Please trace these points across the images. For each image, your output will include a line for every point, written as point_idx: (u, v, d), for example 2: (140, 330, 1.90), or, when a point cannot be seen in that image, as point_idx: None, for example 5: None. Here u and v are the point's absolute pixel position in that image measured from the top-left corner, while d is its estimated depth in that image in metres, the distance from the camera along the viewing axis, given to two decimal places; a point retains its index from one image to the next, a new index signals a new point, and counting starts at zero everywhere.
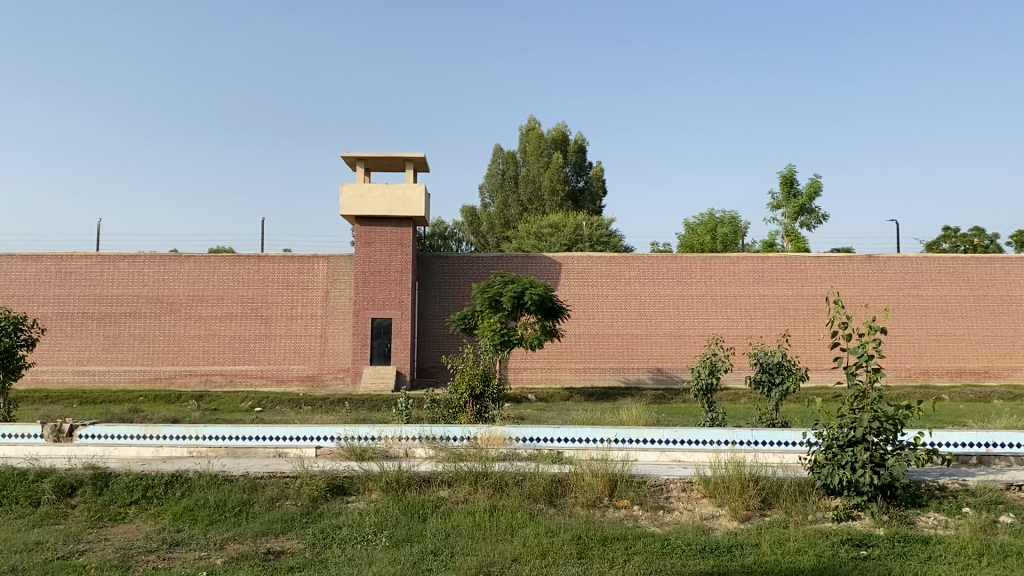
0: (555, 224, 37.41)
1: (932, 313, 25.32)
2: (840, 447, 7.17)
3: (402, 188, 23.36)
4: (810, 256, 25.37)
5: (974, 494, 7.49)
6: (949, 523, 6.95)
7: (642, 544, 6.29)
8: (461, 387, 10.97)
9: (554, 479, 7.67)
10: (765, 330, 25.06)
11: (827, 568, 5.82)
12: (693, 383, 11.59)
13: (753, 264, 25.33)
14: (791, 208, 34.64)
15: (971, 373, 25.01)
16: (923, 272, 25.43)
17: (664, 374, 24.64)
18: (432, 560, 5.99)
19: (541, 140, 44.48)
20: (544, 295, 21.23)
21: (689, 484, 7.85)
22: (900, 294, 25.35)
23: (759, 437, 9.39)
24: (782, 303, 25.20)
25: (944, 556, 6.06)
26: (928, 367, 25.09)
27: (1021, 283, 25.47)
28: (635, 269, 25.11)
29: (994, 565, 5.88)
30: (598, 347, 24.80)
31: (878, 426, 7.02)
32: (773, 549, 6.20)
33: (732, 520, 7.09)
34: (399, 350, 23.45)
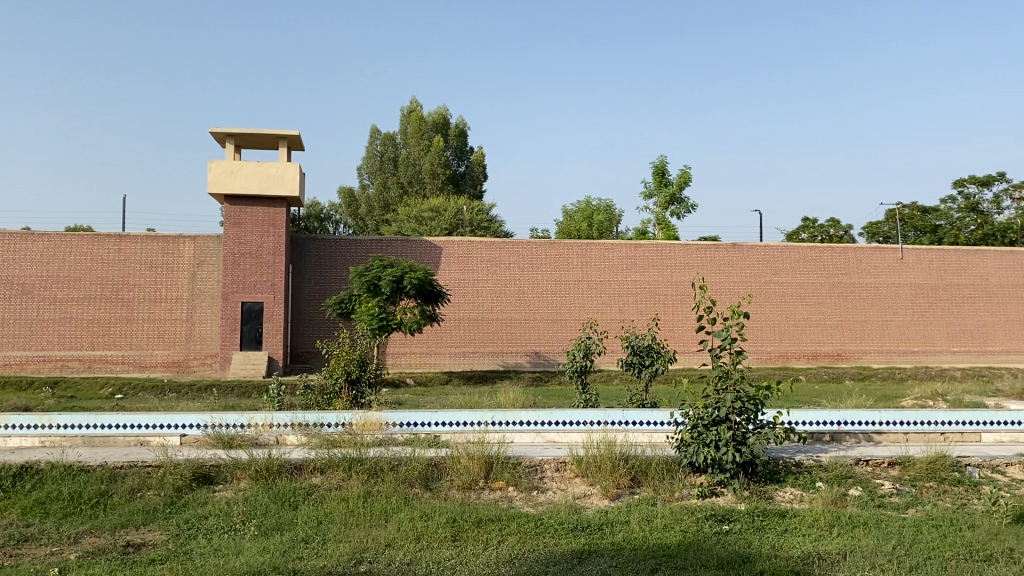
0: (436, 208, 37.23)
1: (792, 299, 26.70)
2: (705, 426, 7.47)
3: (275, 166, 22.67)
4: (680, 244, 26.28)
5: (825, 469, 7.96)
6: (804, 496, 7.35)
7: (516, 525, 6.37)
8: (336, 372, 10.77)
9: (431, 463, 7.66)
10: (637, 315, 25.81)
11: (691, 543, 6.05)
12: (567, 365, 11.76)
13: (628, 250, 26.00)
14: (662, 198, 35.70)
15: (825, 355, 26.58)
16: (783, 260, 26.75)
17: (540, 358, 24.99)
18: (302, 547, 5.87)
19: (422, 123, 44.13)
20: (423, 279, 21.12)
21: (562, 464, 8.01)
22: (763, 280, 26.59)
23: (629, 417, 9.70)
24: (652, 288, 25.99)
25: (798, 528, 6.42)
26: (787, 350, 26.48)
27: (870, 271, 27.21)
28: (513, 254, 25.31)
29: (842, 535, 6.26)
30: (476, 332, 24.87)
31: (740, 406, 7.36)
32: (641, 526, 6.39)
33: (603, 498, 7.27)
34: (271, 335, 22.86)
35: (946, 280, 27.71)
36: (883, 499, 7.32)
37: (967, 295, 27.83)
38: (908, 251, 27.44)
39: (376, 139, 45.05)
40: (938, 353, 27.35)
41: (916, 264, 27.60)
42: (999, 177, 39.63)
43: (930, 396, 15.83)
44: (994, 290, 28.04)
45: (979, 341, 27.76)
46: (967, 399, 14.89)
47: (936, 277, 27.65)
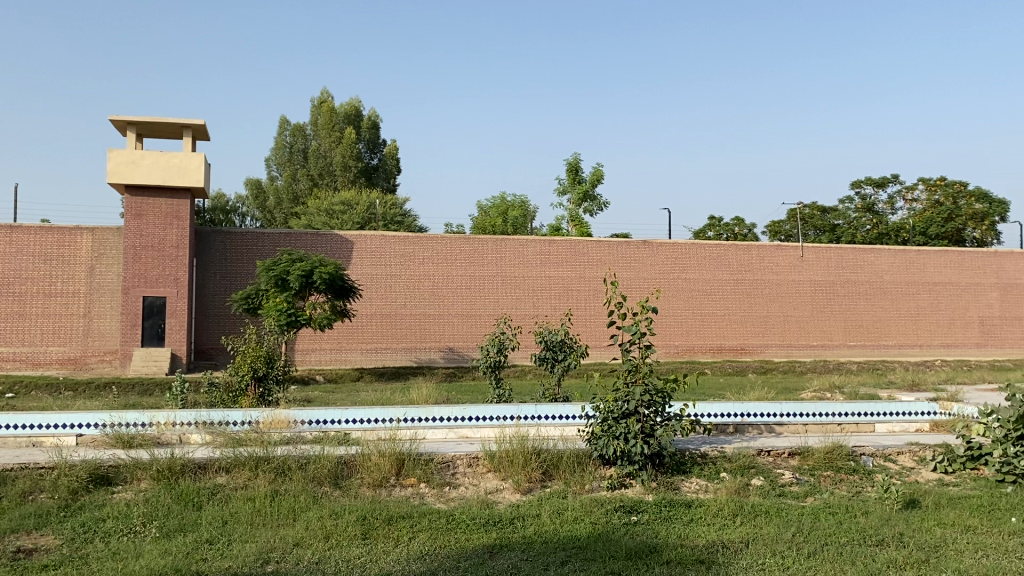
0: (347, 201, 36.67)
1: (699, 295, 27.38)
2: (615, 419, 7.60)
3: (178, 156, 22.00)
4: (591, 241, 26.61)
5: (729, 459, 8.20)
6: (709, 487, 7.55)
7: (428, 521, 6.34)
8: (242, 369, 10.50)
9: (340, 461, 7.56)
10: (550, 310, 26.05)
11: (600, 535, 6.14)
12: (481, 360, 11.76)
13: (541, 246, 26.18)
14: (576, 194, 36.07)
15: (729, 349, 27.37)
16: (692, 257, 27.40)
17: (453, 353, 24.97)
18: (207, 549, 5.71)
19: (333, 115, 43.42)
20: (334, 273, 20.81)
21: (474, 459, 8.03)
22: (671, 276, 27.19)
23: (542, 411, 9.84)
24: (563, 284, 26.25)
25: (704, 518, 6.59)
26: (694, 344, 27.16)
27: (773, 268, 28.15)
28: (426, 249, 25.14)
29: (746, 524, 6.46)
30: (388, 328, 24.64)
31: (649, 398, 7.53)
32: (552, 519, 6.45)
33: (515, 492, 7.30)
34: (175, 331, 22.16)
35: (843, 277, 28.89)
36: (783, 488, 7.59)
37: (863, 292, 29.08)
38: (808, 249, 28.50)
39: (285, 130, 44.13)
40: (835, 348, 28.52)
41: (816, 262, 28.67)
42: (893, 179, 41.66)
43: (827, 389, 16.47)
44: (888, 287, 29.39)
45: (873, 336, 29.07)
46: (860, 392, 15.58)
47: (834, 274, 28.80)
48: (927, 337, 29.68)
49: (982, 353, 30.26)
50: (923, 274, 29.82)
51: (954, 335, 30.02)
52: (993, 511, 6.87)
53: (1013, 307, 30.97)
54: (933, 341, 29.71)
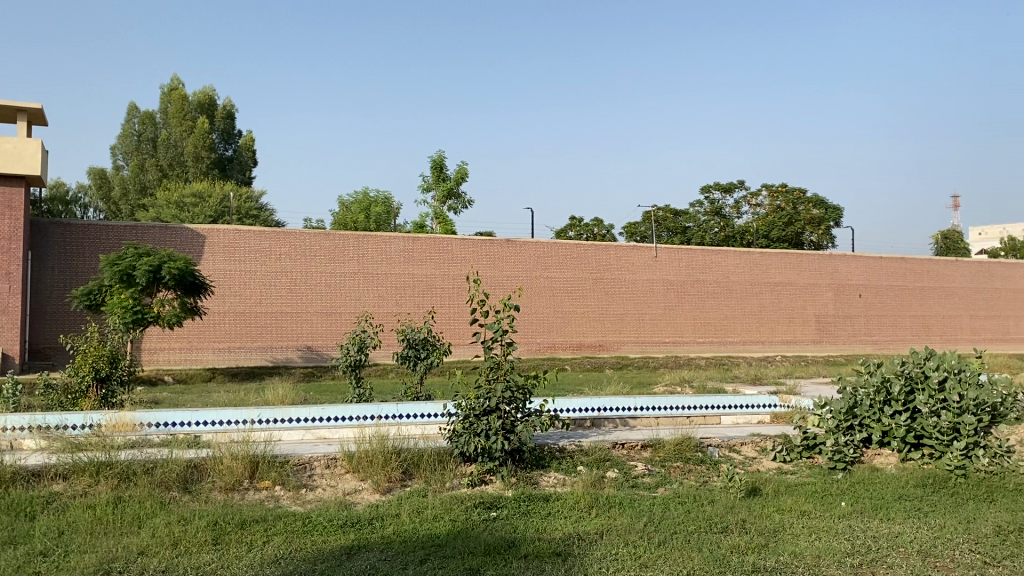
0: (199, 193, 35.17)
1: (559, 293, 27.92)
2: (476, 416, 7.65)
3: (11, 141, 20.49)
4: (455, 239, 26.68)
5: (586, 453, 8.44)
6: (566, 480, 7.72)
7: (282, 524, 6.18)
8: (82, 370, 9.89)
9: (190, 465, 7.26)
10: (412, 308, 25.92)
11: (460, 531, 6.17)
12: (340, 359, 11.54)
13: (404, 243, 26.00)
14: (440, 191, 36.02)
15: (588, 346, 28.04)
16: (553, 255, 27.91)
17: (312, 352, 24.42)
18: (40, 561, 5.37)
19: (185, 103, 41.55)
20: (184, 269, 19.94)
21: (332, 461, 7.90)
22: (532, 275, 27.60)
23: (403, 411, 9.79)
24: (425, 281, 26.18)
25: (562, 511, 6.74)
26: (555, 342, 27.64)
27: (630, 268, 29.10)
28: (285, 245, 24.47)
29: (602, 515, 6.66)
30: (244, 326, 23.81)
31: (510, 395, 7.64)
32: (412, 517, 6.44)
33: (375, 492, 7.21)
34: (6, 329, 20.59)
35: (693, 277, 30.23)
36: (636, 479, 7.86)
37: (712, 291, 30.55)
38: (662, 250, 29.64)
39: (133, 117, 41.87)
40: (686, 344, 29.78)
41: (670, 262, 29.88)
42: (739, 185, 43.89)
43: (677, 383, 17.21)
44: (734, 287, 30.99)
45: (720, 333, 30.56)
46: (708, 386, 16.36)
47: (686, 274, 30.10)
48: (769, 334, 31.48)
49: (818, 349, 32.39)
50: (767, 275, 31.63)
51: (793, 332, 31.98)
52: (826, 496, 7.38)
53: (845, 306, 33.31)
54: (775, 338, 31.54)
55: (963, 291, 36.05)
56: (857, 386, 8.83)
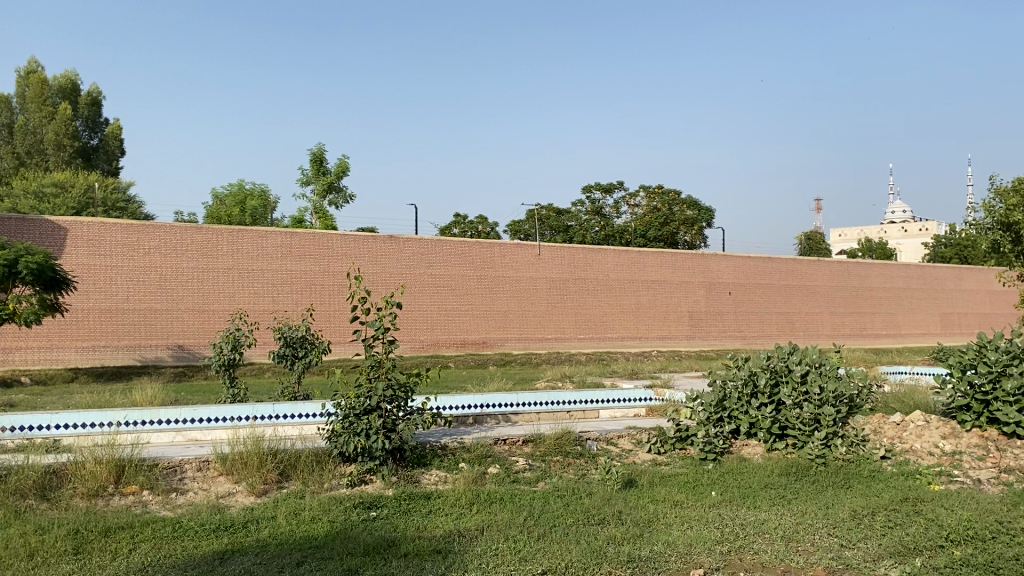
0: (60, 183, 33.24)
1: (443, 290, 27.84)
2: (356, 416, 7.54)
3: None
4: (336, 234, 26.24)
5: (467, 450, 8.47)
6: (448, 477, 7.70)
7: (151, 530, 5.93)
8: None
9: (48, 471, 6.86)
10: (291, 305, 25.30)
11: (338, 533, 6.07)
12: (214, 358, 11.14)
13: (281, 239, 25.36)
14: (320, 185, 35.30)
15: (472, 343, 28.05)
16: (436, 252, 27.82)
17: (184, 351, 23.46)
18: None
19: (45, 86, 39.17)
20: (42, 263, 18.89)
21: (205, 464, 7.64)
22: (416, 272, 27.39)
23: (279, 411, 9.54)
24: (305, 278, 25.62)
25: (442, 508, 6.72)
26: (438, 339, 27.49)
27: (513, 266, 29.37)
28: (155, 239, 23.44)
29: (482, 511, 6.69)
30: (110, 324, 22.65)
31: (391, 393, 7.59)
32: (289, 520, 6.29)
33: (249, 494, 7.00)
34: None
35: (575, 274, 30.80)
36: (516, 474, 7.93)
37: (592, 289, 31.19)
38: (544, 247, 30.07)
39: None
40: (567, 341, 30.26)
41: (552, 260, 30.33)
42: (619, 185, 44.97)
43: (558, 379, 17.50)
44: (613, 284, 31.76)
45: (600, 330, 31.23)
46: (588, 381, 16.71)
47: (567, 271, 30.62)
48: (647, 330, 32.41)
49: (692, 344, 33.57)
50: (644, 273, 32.58)
51: (669, 328, 33.04)
52: (698, 486, 7.66)
53: (717, 303, 34.69)
54: (651, 334, 32.48)
55: (824, 289, 38.15)
56: (726, 379, 9.21)
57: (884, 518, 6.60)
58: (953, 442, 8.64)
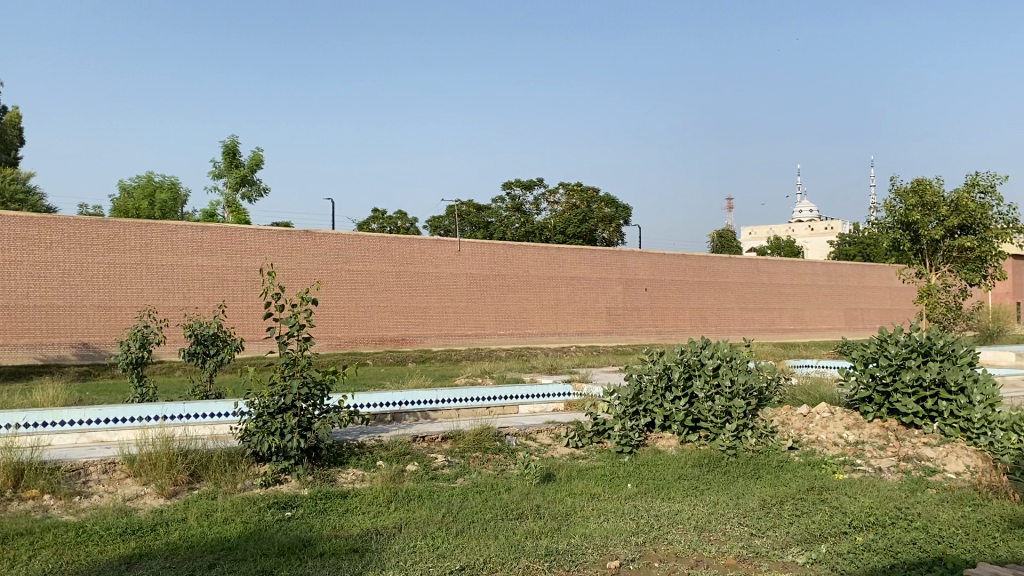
0: None
1: (361, 286, 27.49)
2: (270, 415, 7.39)
3: None
4: (250, 229, 25.63)
5: (386, 448, 8.41)
6: (365, 476, 7.62)
7: (52, 536, 5.69)
8: None
9: None
10: (202, 302, 24.61)
11: (252, 533, 5.94)
12: (120, 357, 10.76)
13: (193, 233, 24.64)
14: (233, 178, 34.44)
15: (390, 340, 27.81)
16: (354, 248, 27.45)
17: (89, 349, 22.59)
18: None
19: None
20: None
21: (111, 465, 7.39)
22: (333, 268, 26.98)
23: (190, 410, 9.27)
24: (217, 274, 24.96)
25: (359, 507, 6.65)
26: (355, 336, 27.14)
27: (432, 261, 29.22)
28: (57, 232, 22.49)
29: (401, 509, 6.65)
30: (8, 321, 21.64)
31: (306, 391, 7.47)
32: (200, 521, 6.12)
33: (158, 496, 6.80)
34: None
35: (494, 271, 30.86)
36: (435, 471, 7.91)
37: (511, 285, 31.31)
38: (464, 244, 30.02)
39: None
40: (487, 336, 30.31)
41: (472, 256, 30.31)
42: (538, 182, 45.24)
43: (477, 375, 17.53)
44: (533, 281, 31.95)
45: (520, 326, 31.39)
46: (508, 377, 16.80)
47: (487, 267, 30.65)
48: (565, 326, 32.74)
49: (609, 339, 34.07)
50: (562, 270, 32.88)
51: (587, 324, 33.45)
52: (614, 478, 7.78)
53: (634, 299, 35.29)
54: (570, 330, 32.82)
55: (735, 285, 39.21)
56: (642, 373, 9.40)
57: (792, 507, 6.82)
58: (856, 432, 8.99)
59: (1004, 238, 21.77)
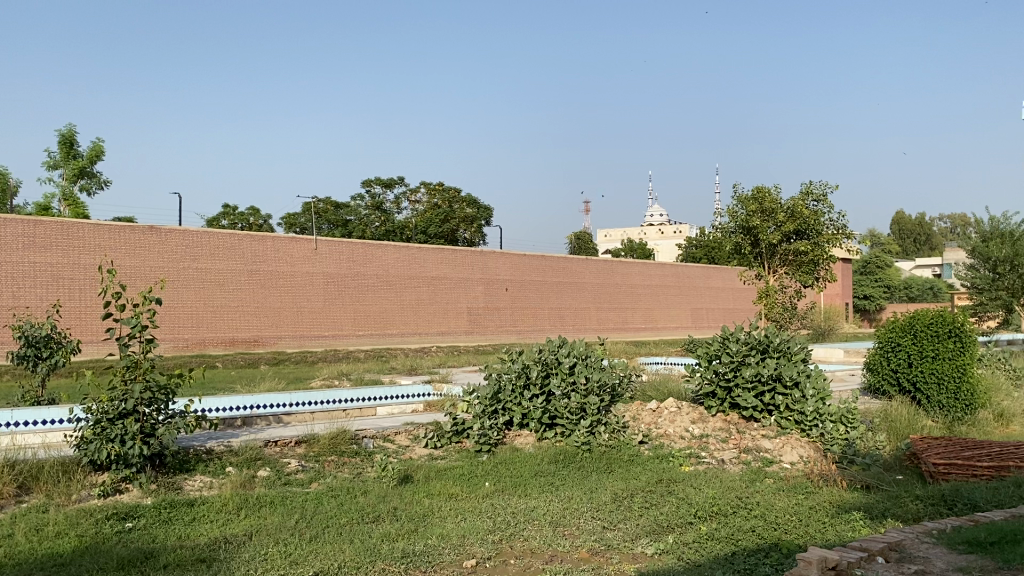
0: None
1: (211, 285, 26.39)
2: (110, 421, 6.98)
3: None
4: (88, 224, 24.10)
5: (235, 454, 8.12)
6: (213, 483, 7.31)
7: None
8: None
9: None
10: (34, 302, 22.93)
11: (88, 547, 5.59)
12: None
13: (24, 227, 22.94)
14: (70, 170, 32.33)
15: (241, 342, 26.81)
16: (204, 245, 26.32)
17: None
18: None
19: None
20: None
21: None
22: (181, 266, 25.76)
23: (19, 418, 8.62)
24: (51, 271, 23.29)
25: (206, 515, 6.38)
26: (204, 337, 25.99)
27: (287, 260, 28.44)
28: None
29: (250, 516, 6.42)
30: None
31: (149, 396, 7.11)
32: (29, 537, 5.70)
33: None
34: None
35: (353, 270, 30.39)
36: (288, 476, 7.69)
37: (370, 285, 30.93)
38: (321, 242, 29.40)
39: None
40: (344, 337, 29.80)
41: (329, 255, 29.70)
42: (399, 181, 44.90)
43: (333, 376, 17.21)
44: (392, 280, 31.68)
45: (379, 326, 31.06)
46: (365, 378, 16.55)
47: (345, 267, 30.14)
48: (425, 326, 32.66)
49: (469, 339, 34.25)
50: (423, 269, 32.79)
51: (446, 323, 33.51)
52: (472, 478, 7.81)
53: (493, 299, 35.60)
54: (430, 330, 32.77)
55: (591, 285, 40.26)
56: (501, 372, 9.53)
57: (642, 500, 7.07)
58: (701, 426, 9.39)
59: (835, 243, 23.33)
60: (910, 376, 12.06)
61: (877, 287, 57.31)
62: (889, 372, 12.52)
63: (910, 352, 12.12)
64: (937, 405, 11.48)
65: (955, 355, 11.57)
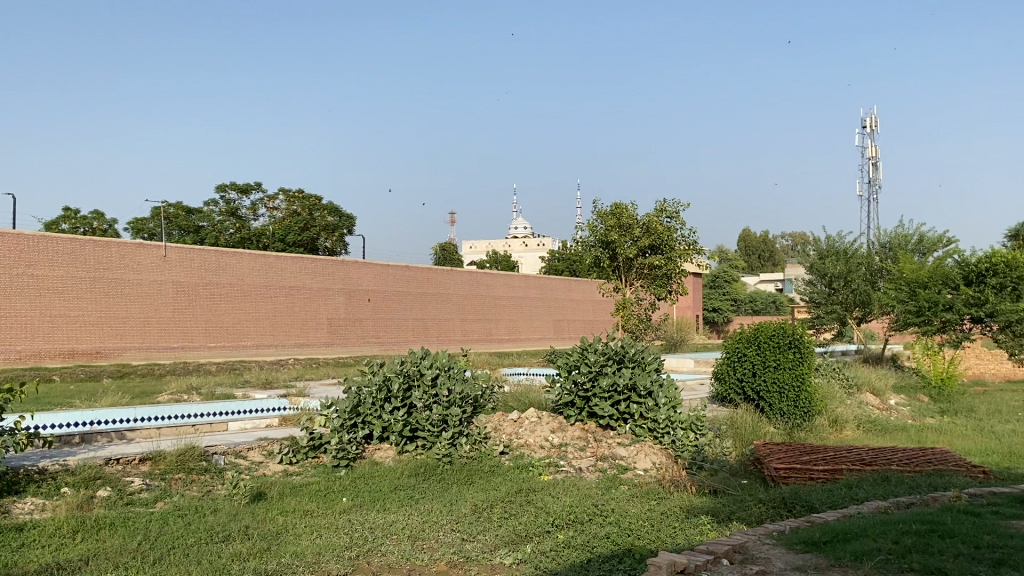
0: None
1: (49, 293, 24.71)
2: None
3: None
4: None
5: (72, 473, 7.62)
6: (45, 505, 6.80)
7: None
8: None
9: None
10: None
11: None
12: None
13: None
14: None
15: (82, 354, 25.22)
16: (41, 251, 24.63)
17: None
18: None
19: None
20: None
21: None
22: (15, 273, 23.99)
23: None
24: None
25: (37, 540, 5.95)
26: (40, 349, 24.31)
27: (134, 268, 26.96)
28: None
29: (87, 540, 6.03)
30: None
31: None
32: None
33: None
34: None
35: (206, 279, 29.20)
36: (131, 496, 7.28)
37: (225, 294, 29.82)
38: (171, 249, 28.10)
39: None
40: (196, 349, 28.59)
41: (180, 263, 28.40)
42: (256, 187, 43.55)
43: (183, 391, 16.38)
44: (249, 289, 30.69)
45: (234, 337, 29.99)
46: (216, 393, 15.85)
47: (197, 275, 28.91)
48: (283, 337, 31.82)
49: (330, 350, 33.68)
50: (282, 278, 31.94)
51: (306, 335, 32.76)
52: (328, 494, 7.63)
53: (355, 309, 35.08)
54: (288, 341, 31.95)
55: (455, 296, 40.34)
56: (361, 385, 9.36)
57: (501, 510, 7.11)
58: (560, 435, 9.53)
59: (686, 258, 24.33)
60: (754, 385, 12.71)
61: (726, 300, 60.31)
62: (736, 381, 13.14)
63: (754, 362, 12.78)
64: (778, 413, 12.17)
65: (796, 365, 12.27)
